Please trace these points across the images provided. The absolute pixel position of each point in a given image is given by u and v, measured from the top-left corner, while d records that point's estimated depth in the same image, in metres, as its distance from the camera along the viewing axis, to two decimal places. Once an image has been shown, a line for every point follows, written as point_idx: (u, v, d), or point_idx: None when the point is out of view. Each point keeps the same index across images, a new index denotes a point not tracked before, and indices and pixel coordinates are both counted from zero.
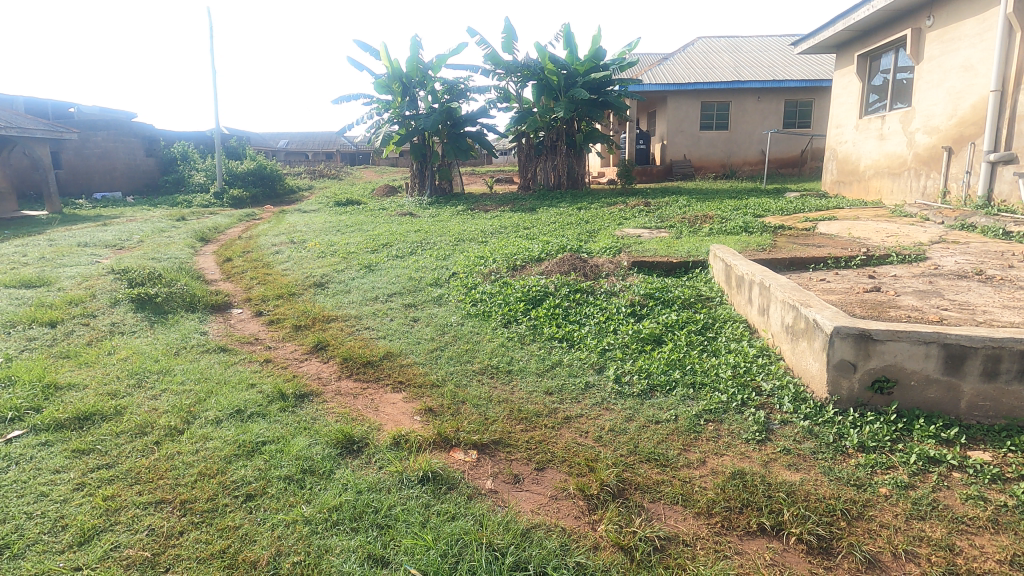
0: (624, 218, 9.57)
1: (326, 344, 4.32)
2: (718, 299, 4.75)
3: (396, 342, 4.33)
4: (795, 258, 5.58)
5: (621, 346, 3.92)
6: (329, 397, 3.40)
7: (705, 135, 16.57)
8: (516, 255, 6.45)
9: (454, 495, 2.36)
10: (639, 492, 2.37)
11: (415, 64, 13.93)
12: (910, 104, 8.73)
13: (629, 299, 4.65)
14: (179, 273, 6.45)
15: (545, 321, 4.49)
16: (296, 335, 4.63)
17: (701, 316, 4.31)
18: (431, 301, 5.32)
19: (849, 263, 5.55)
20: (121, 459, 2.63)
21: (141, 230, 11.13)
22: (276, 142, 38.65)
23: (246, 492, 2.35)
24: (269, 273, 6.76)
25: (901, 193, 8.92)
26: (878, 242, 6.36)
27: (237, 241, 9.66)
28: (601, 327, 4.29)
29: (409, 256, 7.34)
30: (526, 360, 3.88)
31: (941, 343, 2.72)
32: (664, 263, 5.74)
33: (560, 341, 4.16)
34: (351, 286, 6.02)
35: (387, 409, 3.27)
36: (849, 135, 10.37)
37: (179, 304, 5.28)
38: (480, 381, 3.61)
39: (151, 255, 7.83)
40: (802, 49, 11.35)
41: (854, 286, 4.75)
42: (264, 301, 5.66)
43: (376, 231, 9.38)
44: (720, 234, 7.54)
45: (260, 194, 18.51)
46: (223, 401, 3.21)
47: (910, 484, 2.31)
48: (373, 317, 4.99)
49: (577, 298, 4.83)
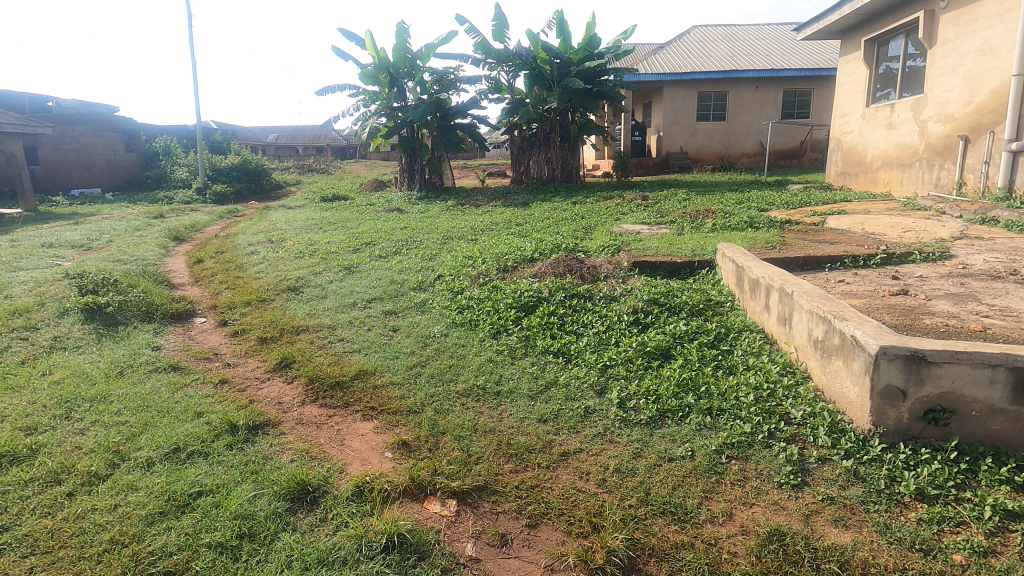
0: (621, 213, 9.10)
1: (291, 360, 3.84)
2: (729, 303, 4.30)
3: (372, 357, 3.86)
4: (809, 256, 5.15)
5: (624, 362, 3.47)
6: (286, 429, 2.94)
7: (702, 126, 16.11)
8: (507, 254, 5.99)
9: (424, 570, 1.92)
10: (653, 560, 1.95)
11: (402, 53, 13.35)
12: (921, 91, 8.29)
13: (631, 305, 4.19)
14: (140, 276, 5.94)
15: (538, 331, 4.02)
16: (260, 350, 4.14)
17: (712, 324, 3.84)
18: (414, 307, 4.85)
19: (868, 262, 5.12)
20: (19, 521, 2.15)
21: (114, 229, 10.55)
22: (265, 137, 37.96)
23: (164, 570, 1.90)
24: (241, 276, 6.25)
25: (912, 184, 8.49)
26: (896, 238, 5.93)
27: (212, 240, 9.10)
28: (601, 339, 3.82)
29: (394, 256, 6.86)
30: (517, 379, 3.42)
31: (1009, 367, 2.28)
32: (667, 263, 5.27)
33: (555, 355, 3.70)
34: (328, 290, 5.54)
35: (355, 443, 2.80)
36: (855, 125, 9.92)
37: (133, 314, 4.75)
38: (464, 406, 3.15)
39: (116, 256, 7.30)
40: (806, 35, 10.86)
41: (877, 289, 4.34)
42: (231, 309, 5.17)
43: (361, 229, 8.88)
44: (725, 230, 7.09)
45: (245, 189, 17.89)
46: (159, 437, 2.73)
47: (990, 549, 1.89)
48: (348, 327, 4.51)
49: (573, 304, 4.37)
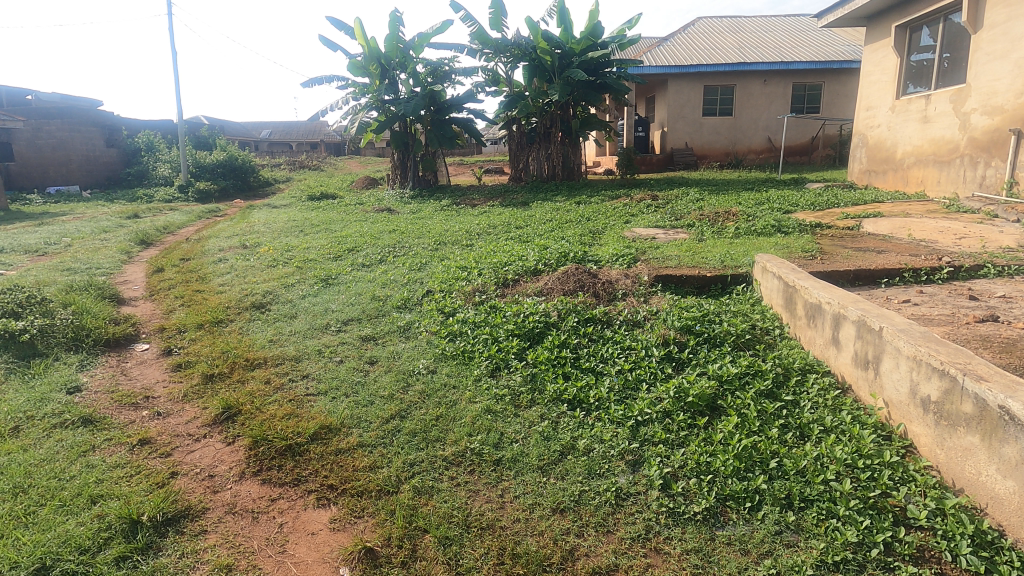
0: (631, 214, 8.33)
1: (237, 410, 3.03)
2: (778, 331, 3.54)
3: (339, 403, 3.07)
4: (862, 270, 4.38)
5: (660, 418, 2.69)
6: (211, 524, 2.17)
7: (708, 121, 15.34)
8: (507, 264, 5.20)
9: None
10: None
11: (394, 42, 12.48)
12: (962, 80, 7.54)
13: (660, 335, 3.41)
14: (81, 291, 5.09)
15: (547, 370, 3.23)
16: (205, 390, 3.35)
17: (767, 363, 3.05)
18: (396, 333, 4.06)
19: (932, 277, 4.36)
20: None
21: (76, 231, 9.66)
22: (256, 133, 37.01)
23: None
24: (201, 290, 5.43)
25: (951, 184, 7.77)
26: (954, 246, 5.17)
27: (181, 244, 8.28)
28: (627, 381, 3.04)
29: (378, 265, 6.06)
30: (523, 442, 2.64)
31: None
32: (695, 277, 4.51)
33: (570, 404, 2.92)
34: (299, 308, 4.76)
35: (302, 551, 2.05)
36: (883, 118, 9.15)
37: (57, 343, 3.94)
38: (454, 484, 2.38)
39: (66, 265, 6.47)
40: (829, 21, 10.07)
41: (958, 314, 3.58)
42: (180, 333, 4.35)
43: (345, 232, 8.08)
44: (751, 236, 6.31)
45: (230, 187, 17.00)
46: (20, 547, 1.95)
47: None
48: (316, 358, 3.71)
49: (588, 332, 3.58)
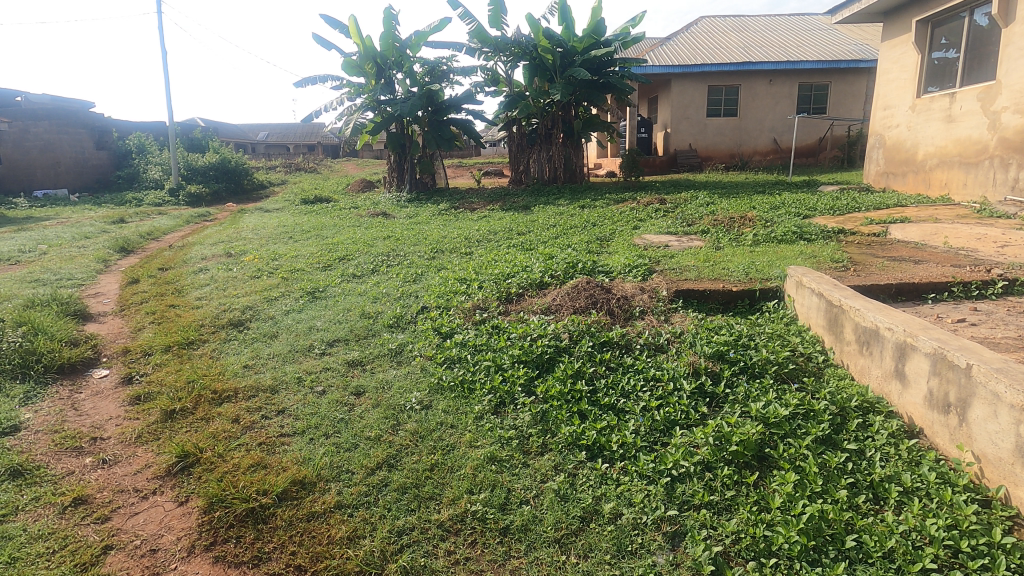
0: (639, 220, 7.89)
1: (194, 458, 2.57)
2: (822, 357, 3.09)
3: (316, 448, 2.61)
4: (907, 284, 3.93)
5: (700, 472, 2.23)
6: None
7: (714, 122, 14.91)
8: (510, 276, 4.74)
9: None
10: None
11: (389, 40, 12.04)
12: (991, 78, 7.12)
13: (689, 364, 2.95)
14: (41, 308, 4.62)
15: (561, 406, 2.77)
16: (162, 431, 2.88)
17: (820, 400, 2.59)
18: (388, 356, 3.60)
19: (985, 291, 3.91)
20: None
21: (56, 237, 9.18)
22: (252, 135, 36.52)
23: None
24: (175, 305, 4.96)
25: (979, 186, 7.35)
26: (999, 255, 4.73)
27: (164, 252, 7.80)
28: (655, 421, 2.57)
29: (370, 276, 5.61)
30: (536, 503, 2.18)
31: None
32: (719, 292, 4.06)
33: (590, 452, 2.46)
34: (281, 325, 4.30)
35: None
36: (902, 117, 8.72)
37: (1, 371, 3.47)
38: (454, 564, 1.92)
39: (35, 276, 6.00)
40: (844, 17, 9.62)
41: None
42: (146, 357, 3.88)
43: (336, 239, 7.61)
44: (772, 243, 5.87)
45: (222, 190, 16.52)
46: None
47: None
48: (294, 388, 3.24)
49: (605, 359, 3.12)
